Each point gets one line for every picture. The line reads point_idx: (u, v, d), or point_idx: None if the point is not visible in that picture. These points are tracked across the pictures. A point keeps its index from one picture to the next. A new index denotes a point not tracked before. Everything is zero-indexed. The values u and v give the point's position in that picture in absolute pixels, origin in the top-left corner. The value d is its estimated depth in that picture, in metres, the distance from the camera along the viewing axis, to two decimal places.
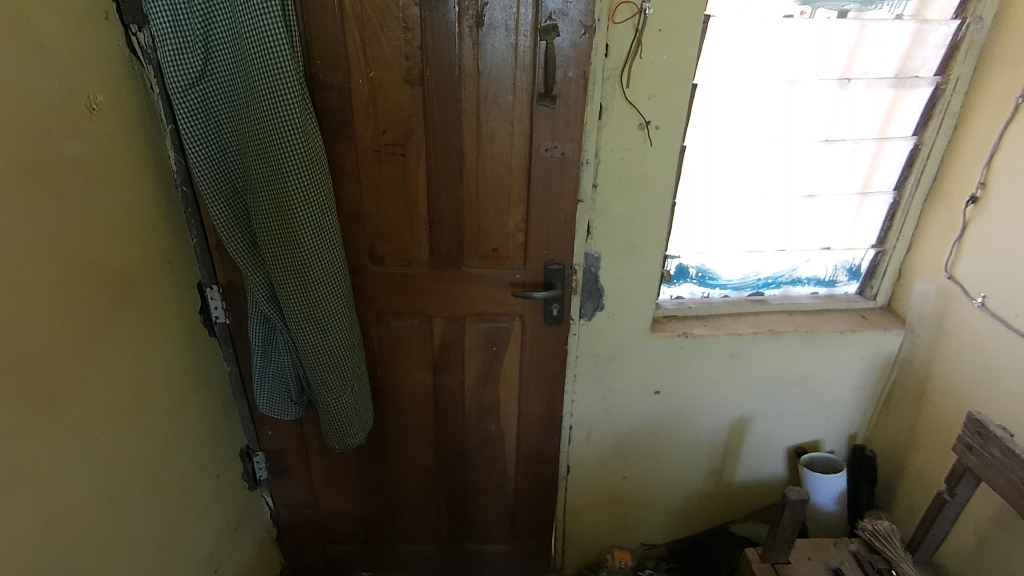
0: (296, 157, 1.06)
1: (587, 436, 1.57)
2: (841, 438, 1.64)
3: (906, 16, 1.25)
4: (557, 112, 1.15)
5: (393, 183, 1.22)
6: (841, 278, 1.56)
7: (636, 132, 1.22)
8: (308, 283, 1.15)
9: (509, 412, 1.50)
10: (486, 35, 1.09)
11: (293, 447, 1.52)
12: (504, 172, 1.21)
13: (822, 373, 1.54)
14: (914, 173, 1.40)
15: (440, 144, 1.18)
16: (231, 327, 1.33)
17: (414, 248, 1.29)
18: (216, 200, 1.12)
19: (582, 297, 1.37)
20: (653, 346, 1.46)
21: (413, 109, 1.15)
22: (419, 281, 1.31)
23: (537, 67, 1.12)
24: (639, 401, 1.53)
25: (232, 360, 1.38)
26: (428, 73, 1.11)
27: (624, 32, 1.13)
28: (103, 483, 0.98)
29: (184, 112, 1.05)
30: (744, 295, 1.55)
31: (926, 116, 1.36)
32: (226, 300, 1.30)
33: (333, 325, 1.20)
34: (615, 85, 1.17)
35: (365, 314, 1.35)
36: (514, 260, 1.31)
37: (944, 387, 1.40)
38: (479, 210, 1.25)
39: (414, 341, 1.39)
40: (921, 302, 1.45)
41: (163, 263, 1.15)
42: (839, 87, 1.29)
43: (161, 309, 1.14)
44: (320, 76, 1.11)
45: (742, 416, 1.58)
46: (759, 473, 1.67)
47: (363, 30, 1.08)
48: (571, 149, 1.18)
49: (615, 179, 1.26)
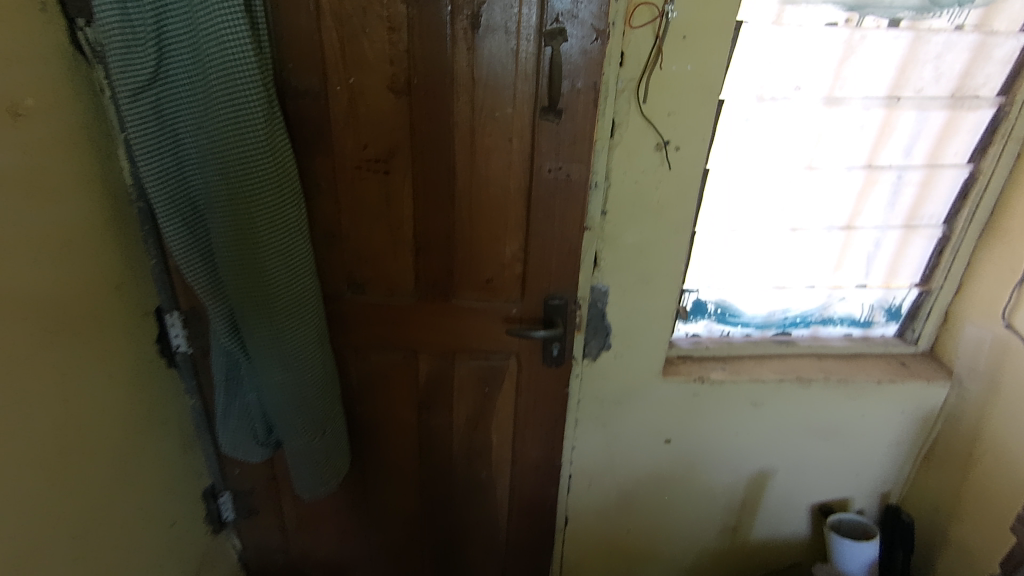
0: (262, 174, 0.94)
1: (589, 486, 1.41)
2: (873, 496, 1.47)
3: (967, 26, 1.09)
4: (563, 129, 1.00)
5: (375, 203, 1.07)
6: (879, 319, 1.39)
7: (653, 153, 1.05)
8: (275, 314, 1.03)
9: (503, 457, 1.34)
10: (483, 38, 0.94)
11: (262, 488, 1.37)
12: (501, 195, 1.06)
13: (854, 428, 1.37)
14: (968, 206, 1.23)
15: (429, 161, 1.03)
16: (194, 357, 1.20)
17: (399, 276, 1.14)
18: (172, 220, 0.98)
19: (586, 335, 1.22)
20: (664, 391, 1.30)
21: (399, 120, 1.01)
22: (404, 312, 1.16)
23: (540, 76, 0.97)
24: (648, 448, 1.37)
25: (196, 392, 1.24)
26: (416, 79, 0.97)
27: (643, 38, 0.96)
28: (21, 547, 0.85)
29: (135, 120, 0.92)
30: (769, 333, 1.39)
31: (984, 142, 1.19)
32: (188, 328, 1.17)
33: (303, 361, 1.07)
34: (630, 98, 1.01)
35: (342, 347, 1.21)
36: (510, 292, 1.15)
37: (995, 449, 1.23)
38: (472, 237, 1.10)
39: (398, 377, 1.24)
40: (973, 351, 1.27)
41: (110, 287, 1.02)
42: (885, 107, 1.15)
43: (103, 340, 1.00)
44: (293, 81, 0.97)
45: (763, 470, 1.42)
46: (779, 531, 1.51)
47: (343, 29, 0.94)
48: (578, 170, 1.03)
49: (627, 206, 1.10)
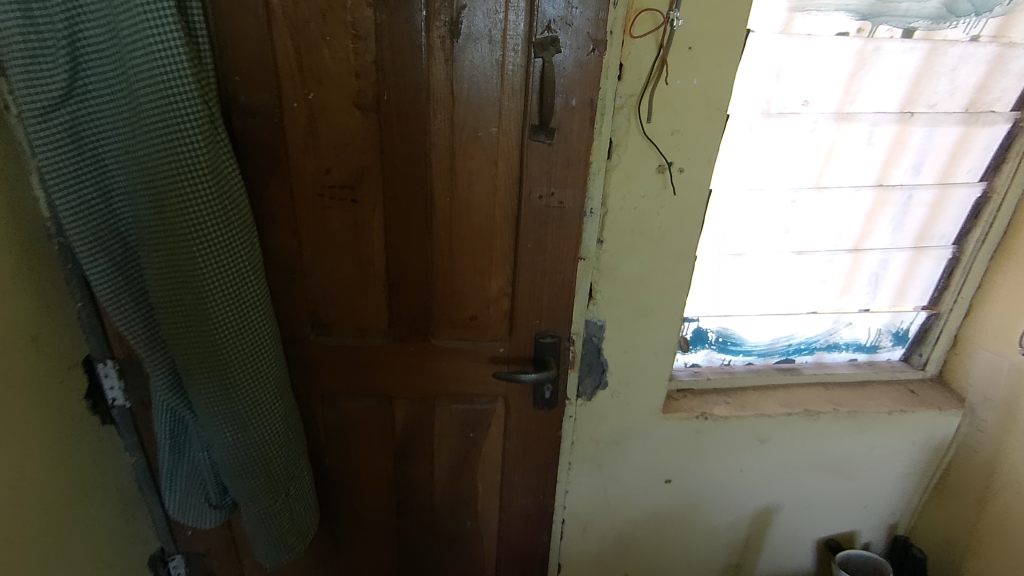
0: (203, 207, 0.80)
1: (583, 532, 1.29)
2: (880, 529, 1.39)
3: (983, 37, 1.01)
4: (555, 150, 0.88)
5: (341, 234, 0.94)
6: (885, 343, 1.31)
7: (655, 175, 0.95)
8: (224, 367, 0.88)
9: (489, 506, 1.22)
10: (463, 48, 0.82)
11: (220, 550, 1.20)
12: (486, 224, 0.94)
13: (863, 460, 1.29)
14: (980, 227, 1.16)
15: (403, 186, 0.91)
16: (134, 411, 1.05)
17: (370, 316, 1.01)
18: (97, 261, 0.84)
19: (580, 373, 1.10)
20: (665, 429, 1.19)
21: (367, 141, 0.88)
22: (376, 354, 1.03)
23: (529, 91, 0.85)
24: (647, 490, 1.26)
25: (137, 449, 1.09)
26: (386, 95, 0.84)
27: (644, 49, 0.86)
28: None
29: (46, 145, 0.77)
30: (771, 361, 1.30)
31: (997, 159, 1.12)
32: (125, 379, 1.02)
33: (259, 418, 0.93)
34: (630, 116, 0.90)
35: (307, 394, 1.07)
36: (496, 329, 1.03)
37: (1016, 482, 1.17)
38: (453, 270, 0.97)
39: (371, 424, 1.11)
40: (988, 380, 1.20)
41: (24, 340, 0.86)
42: (898, 122, 1.06)
43: (16, 405, 0.85)
44: (240, 97, 0.83)
45: (768, 506, 1.32)
46: (784, 567, 1.41)
47: (299, 37, 0.81)
48: (572, 196, 0.91)
49: (626, 234, 0.99)
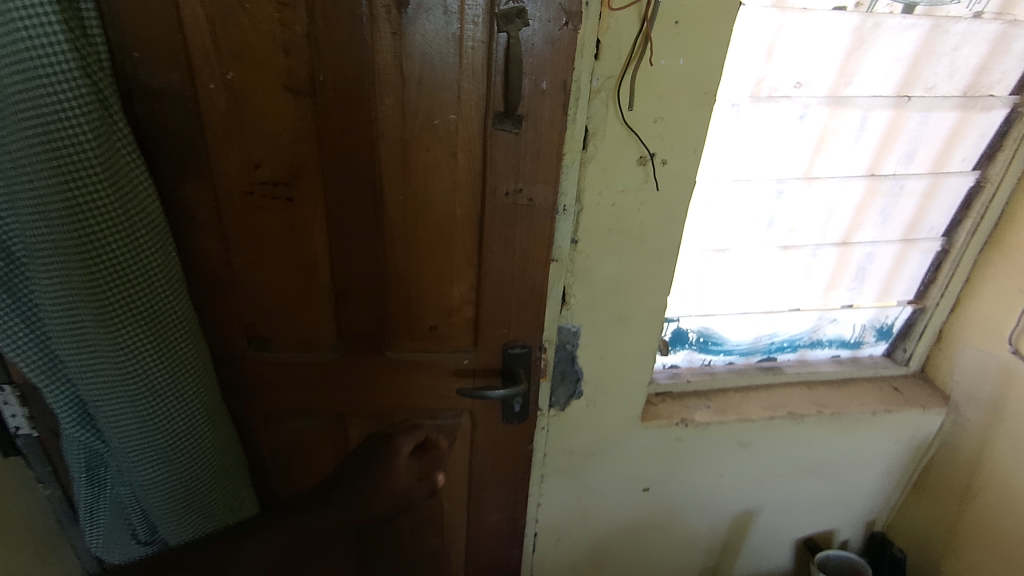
0: (99, 211, 0.66)
1: (557, 543, 1.22)
2: (859, 526, 1.35)
3: (986, 14, 0.93)
4: (523, 141, 0.77)
5: (277, 237, 0.81)
6: (868, 339, 1.26)
7: (635, 168, 0.85)
8: (138, 396, 0.75)
9: (456, 524, 1.13)
10: (413, 20, 0.69)
11: None
12: (445, 224, 0.82)
13: (845, 459, 1.24)
14: (971, 218, 1.10)
15: (347, 182, 0.78)
16: (43, 439, 0.91)
17: (316, 328, 0.89)
18: None
19: (553, 383, 1.01)
20: (643, 437, 1.12)
21: (303, 130, 0.75)
22: (325, 370, 0.92)
23: (491, 73, 0.73)
24: (624, 499, 1.19)
25: (52, 479, 0.94)
26: (322, 76, 0.71)
27: (624, 23, 0.74)
28: None
29: None
30: (753, 360, 1.23)
31: (992, 147, 1.06)
32: (29, 406, 0.88)
33: (185, 450, 0.81)
34: (608, 101, 0.79)
35: (247, 416, 0.95)
36: (460, 340, 0.93)
37: (1001, 482, 1.14)
38: (409, 276, 0.86)
39: (323, 444, 1.00)
40: (973, 378, 1.16)
41: None
42: (893, 107, 0.98)
43: None
44: (141, 77, 0.69)
45: (748, 509, 1.27)
46: (762, 567, 1.37)
47: (211, 4, 0.66)
48: (543, 192, 0.80)
49: (602, 233, 0.89)
